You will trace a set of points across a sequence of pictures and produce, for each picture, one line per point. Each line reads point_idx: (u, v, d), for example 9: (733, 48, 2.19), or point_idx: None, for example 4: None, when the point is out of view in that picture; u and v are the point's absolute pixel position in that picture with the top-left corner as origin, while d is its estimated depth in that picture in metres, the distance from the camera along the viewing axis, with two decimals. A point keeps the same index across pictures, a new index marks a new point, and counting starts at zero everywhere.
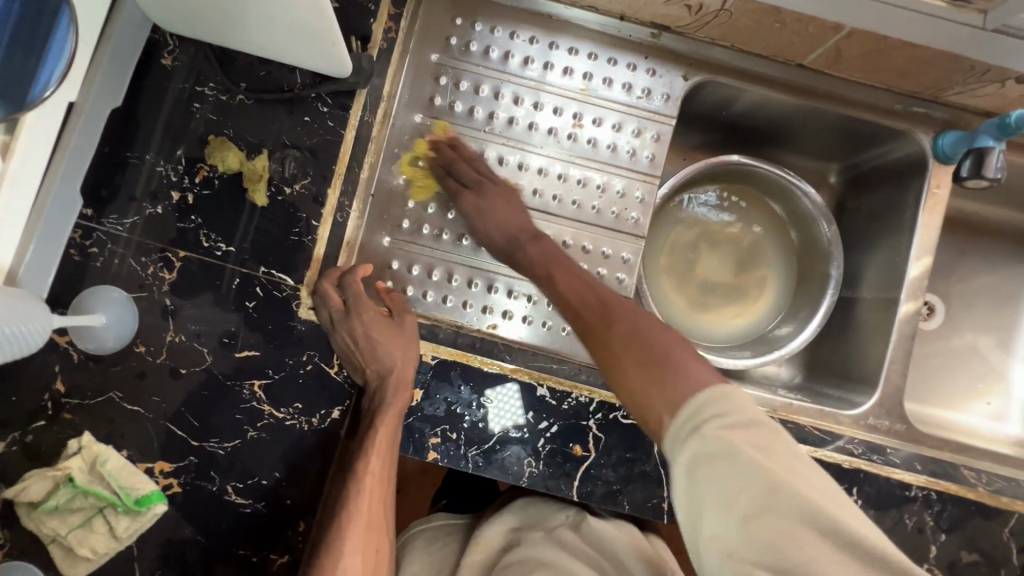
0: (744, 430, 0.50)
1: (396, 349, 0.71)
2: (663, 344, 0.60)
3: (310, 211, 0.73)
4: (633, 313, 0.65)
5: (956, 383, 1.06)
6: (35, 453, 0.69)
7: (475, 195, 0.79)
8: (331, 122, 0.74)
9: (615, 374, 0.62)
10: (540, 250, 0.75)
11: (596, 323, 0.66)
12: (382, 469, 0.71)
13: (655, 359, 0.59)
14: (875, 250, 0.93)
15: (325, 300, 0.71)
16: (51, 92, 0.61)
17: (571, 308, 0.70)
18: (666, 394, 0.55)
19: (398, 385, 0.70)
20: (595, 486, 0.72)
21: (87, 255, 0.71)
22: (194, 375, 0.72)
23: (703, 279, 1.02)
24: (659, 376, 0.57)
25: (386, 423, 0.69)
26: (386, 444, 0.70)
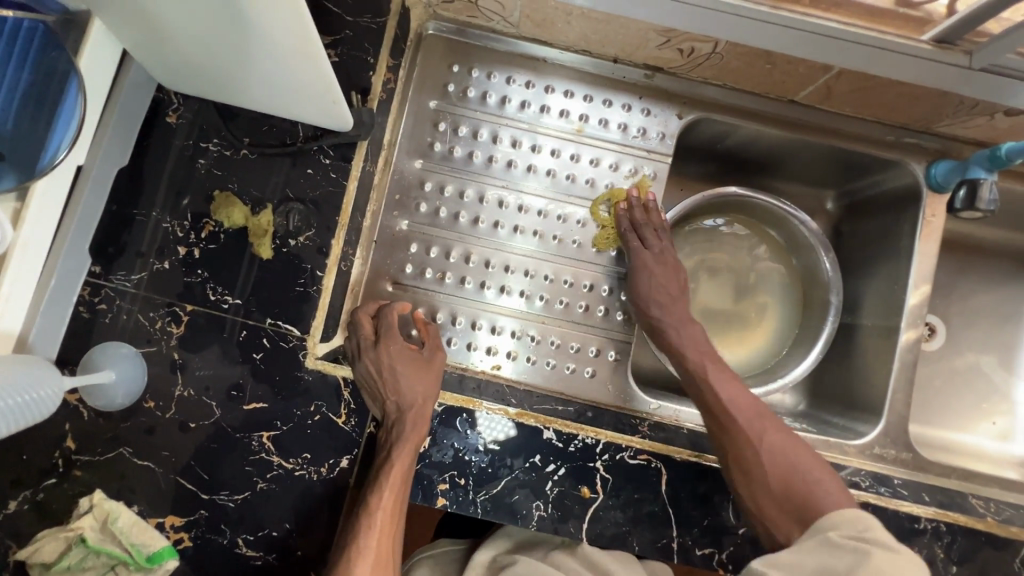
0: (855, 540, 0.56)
1: (418, 384, 0.72)
2: (801, 461, 0.67)
3: (315, 262, 0.74)
4: (783, 439, 0.69)
5: (959, 403, 1.06)
6: (47, 511, 0.70)
7: (642, 260, 0.81)
8: (334, 174, 0.75)
9: (751, 475, 0.68)
10: (693, 338, 0.79)
11: (728, 422, 0.72)
12: (394, 505, 0.69)
13: (796, 480, 0.66)
14: (873, 277, 0.93)
15: (357, 331, 0.74)
16: (66, 154, 0.62)
17: (714, 411, 0.74)
18: (805, 519, 0.64)
19: (414, 420, 0.70)
20: (603, 527, 0.72)
21: (96, 311, 0.72)
22: (203, 428, 0.72)
23: (704, 307, 1.03)
24: (798, 499, 0.65)
25: (400, 456, 0.69)
26: (397, 477, 0.68)
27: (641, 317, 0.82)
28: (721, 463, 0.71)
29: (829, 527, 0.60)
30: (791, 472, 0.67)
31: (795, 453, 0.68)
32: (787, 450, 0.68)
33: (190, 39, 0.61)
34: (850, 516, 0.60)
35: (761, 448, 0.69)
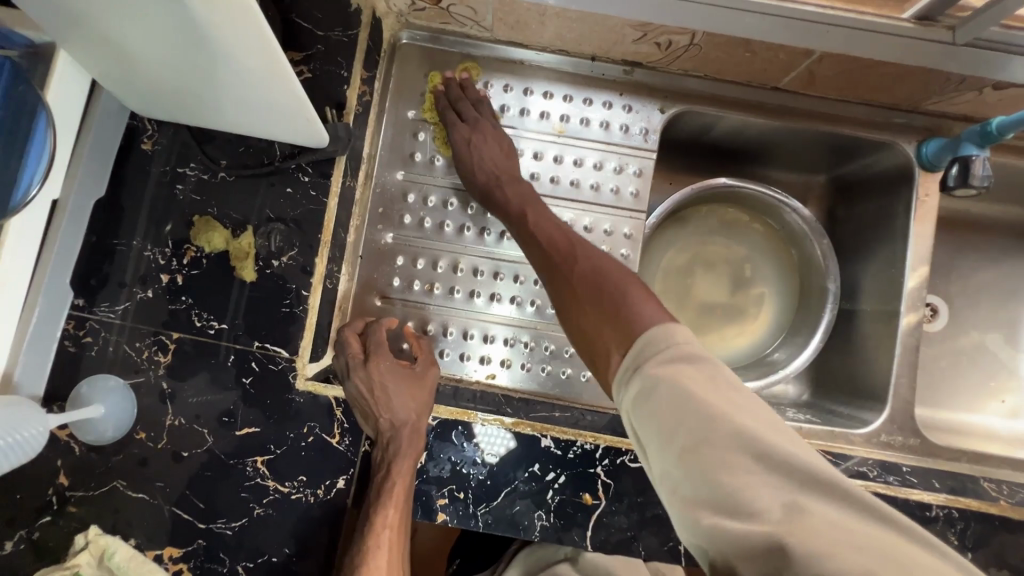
0: (685, 363, 0.51)
1: (412, 399, 0.71)
2: (630, 291, 0.59)
3: (299, 281, 0.73)
4: (615, 267, 0.63)
5: (966, 384, 1.04)
6: (44, 550, 0.69)
7: (468, 129, 0.78)
8: (314, 191, 0.74)
9: (576, 312, 0.63)
10: (518, 190, 0.76)
11: (562, 265, 0.67)
12: (399, 525, 0.67)
13: (610, 305, 0.59)
14: (870, 261, 0.92)
15: (343, 351, 0.73)
16: (38, 188, 0.62)
17: (540, 246, 0.71)
18: (620, 333, 0.56)
19: (413, 435, 0.70)
20: (608, 534, 0.71)
21: (82, 345, 0.72)
22: (196, 456, 0.71)
23: (700, 302, 1.01)
24: (619, 318, 0.57)
25: (402, 472, 0.68)
26: (401, 492, 0.68)
27: (481, 184, 0.77)
28: (562, 319, 0.66)
29: (652, 351, 0.52)
30: (608, 294, 0.60)
31: (616, 297, 0.59)
32: (604, 281, 0.62)
33: (155, 65, 0.61)
34: (657, 333, 0.53)
35: (586, 258, 0.65)
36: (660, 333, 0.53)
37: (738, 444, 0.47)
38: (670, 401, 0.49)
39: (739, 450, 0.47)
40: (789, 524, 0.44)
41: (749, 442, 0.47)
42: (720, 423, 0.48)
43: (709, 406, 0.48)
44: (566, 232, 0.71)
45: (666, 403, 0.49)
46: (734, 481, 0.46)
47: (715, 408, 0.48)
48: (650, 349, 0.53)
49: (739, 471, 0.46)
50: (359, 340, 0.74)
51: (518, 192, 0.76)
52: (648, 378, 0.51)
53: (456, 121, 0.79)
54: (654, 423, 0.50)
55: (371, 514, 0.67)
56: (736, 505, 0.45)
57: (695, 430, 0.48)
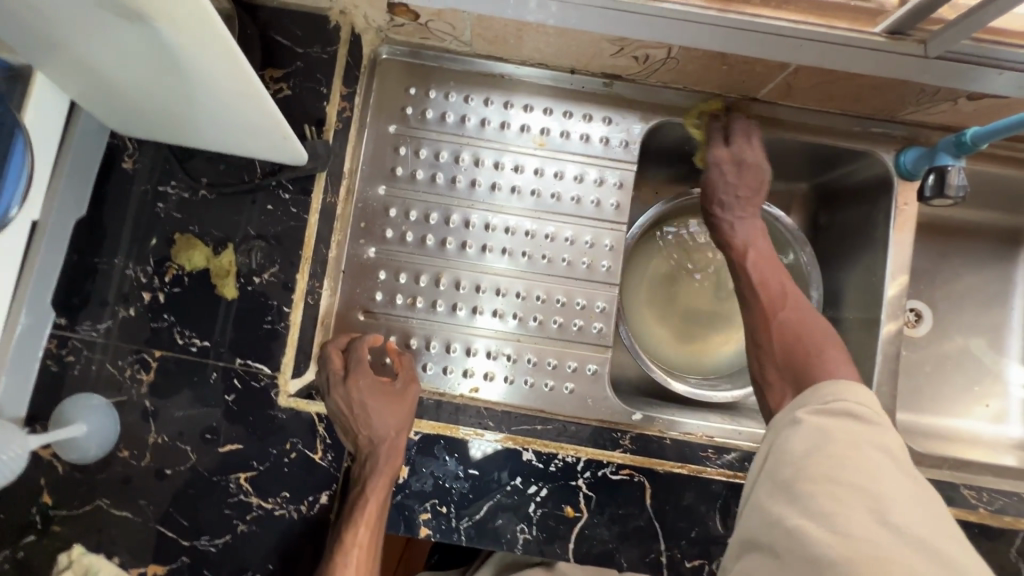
0: (845, 420, 0.57)
1: (392, 417, 0.71)
2: (805, 337, 0.71)
3: (281, 298, 0.73)
4: (826, 339, 0.71)
5: (950, 389, 1.05)
6: (29, 569, 0.70)
7: (730, 162, 0.81)
8: (294, 208, 0.74)
9: (764, 361, 0.74)
10: (749, 226, 0.82)
11: (769, 303, 0.76)
12: (369, 544, 0.67)
13: (801, 349, 0.71)
14: (851, 268, 0.92)
15: (328, 369, 0.72)
16: (17, 210, 0.63)
17: (751, 287, 0.78)
18: (801, 385, 0.68)
19: (390, 453, 0.70)
20: (590, 546, 0.71)
21: (65, 364, 0.72)
22: (180, 474, 0.71)
23: (684, 310, 1.03)
24: (807, 377, 0.68)
25: (376, 491, 0.68)
26: (373, 511, 0.67)
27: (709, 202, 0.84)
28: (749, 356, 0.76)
29: (811, 400, 0.61)
30: (805, 344, 0.71)
31: (815, 343, 0.70)
32: (806, 325, 0.73)
33: (132, 86, 0.61)
34: (827, 389, 0.61)
35: (804, 333, 0.72)
36: (845, 386, 0.61)
37: (837, 478, 0.51)
38: (805, 442, 0.56)
39: (855, 495, 0.49)
40: (864, 555, 0.45)
41: (852, 479, 0.50)
42: (867, 470, 0.51)
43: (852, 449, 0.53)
44: (778, 269, 0.79)
45: (795, 436, 0.57)
46: (827, 504, 0.49)
47: (852, 453, 0.52)
48: (807, 401, 0.61)
49: (839, 501, 0.49)
50: (343, 358, 0.74)
51: (744, 203, 0.82)
52: (798, 420, 0.59)
53: (722, 151, 0.81)
54: (782, 445, 0.57)
55: (342, 533, 0.67)
56: (825, 518, 0.48)
57: (811, 457, 0.54)
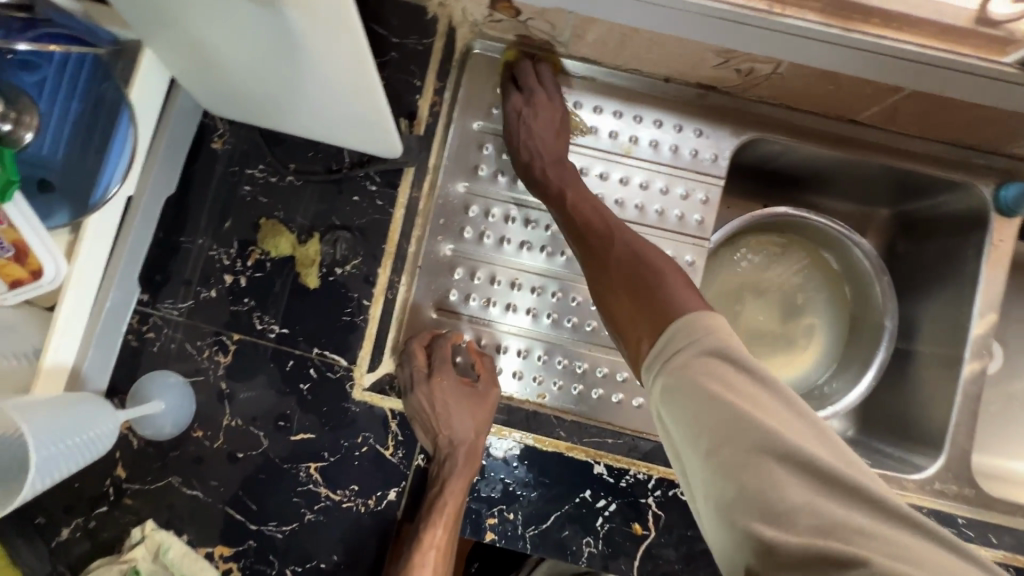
0: (693, 359, 0.50)
1: (471, 421, 0.70)
2: (653, 262, 0.61)
3: (361, 291, 0.73)
4: (663, 259, 0.62)
5: (1016, 430, 1.02)
6: (99, 539, 0.71)
7: (523, 99, 0.76)
8: (380, 201, 0.74)
9: (610, 304, 0.62)
10: (562, 174, 0.74)
11: (596, 245, 0.68)
12: (445, 545, 0.67)
13: (642, 283, 0.59)
14: (931, 301, 0.90)
15: (412, 369, 0.71)
16: (118, 186, 0.62)
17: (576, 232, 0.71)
18: (658, 325, 0.54)
19: (468, 456, 0.69)
20: (656, 565, 0.71)
21: (144, 339, 0.72)
22: (251, 458, 0.72)
23: (748, 330, 1.01)
24: (655, 314, 0.56)
25: (453, 493, 0.68)
26: (450, 511, 0.67)
27: (549, 153, 0.76)
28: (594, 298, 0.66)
29: (685, 351, 0.51)
30: (636, 280, 0.60)
31: (651, 281, 0.59)
32: (637, 258, 0.63)
33: (240, 67, 0.60)
34: (696, 323, 0.52)
35: (674, 275, 0.59)
36: (689, 324, 0.52)
37: (776, 460, 0.46)
38: (707, 416, 0.48)
39: (776, 459, 0.46)
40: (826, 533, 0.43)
41: (767, 438, 0.46)
42: (769, 423, 0.47)
43: (770, 412, 0.48)
44: (607, 216, 0.70)
45: (700, 405, 0.49)
46: (772, 491, 0.45)
47: (773, 424, 0.47)
48: (689, 344, 0.51)
49: (770, 475, 0.45)
50: (425, 356, 0.73)
51: (555, 154, 0.76)
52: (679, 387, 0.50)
53: (517, 98, 0.76)
54: (685, 416, 0.49)
55: (420, 532, 0.67)
56: (786, 517, 0.44)
57: (711, 427, 0.48)
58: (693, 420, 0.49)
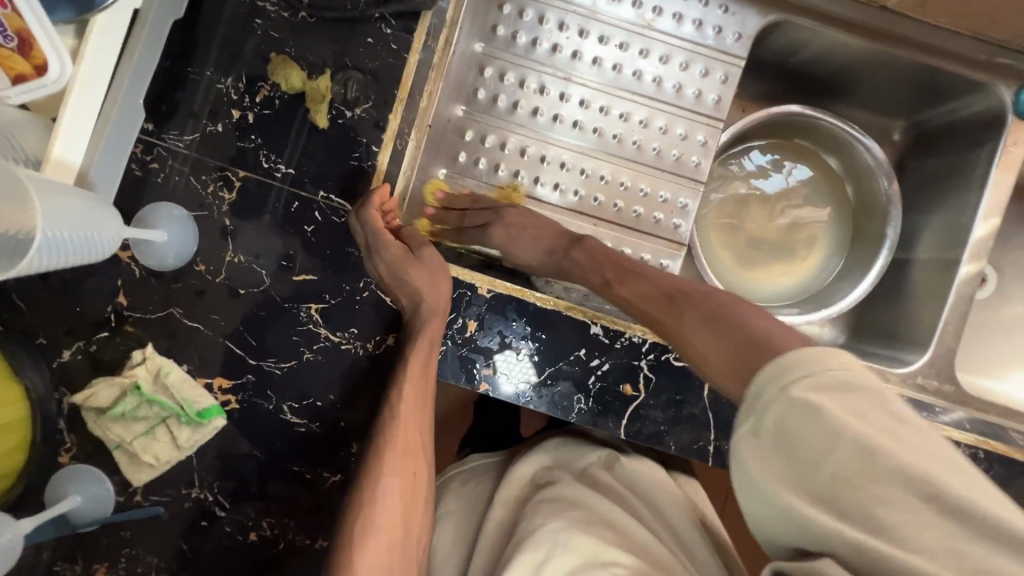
0: (835, 393, 0.43)
1: (428, 280, 0.70)
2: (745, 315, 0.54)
3: (370, 137, 0.72)
4: (848, 327, 0.62)
5: (1001, 352, 1.04)
6: (100, 363, 0.72)
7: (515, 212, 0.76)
8: (395, 45, 0.71)
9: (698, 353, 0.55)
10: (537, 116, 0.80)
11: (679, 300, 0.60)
12: (417, 400, 0.68)
13: (737, 329, 0.52)
14: (935, 211, 0.90)
15: (365, 219, 0.69)
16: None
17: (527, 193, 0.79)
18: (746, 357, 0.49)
19: (430, 313, 0.69)
20: (643, 425, 0.73)
21: (148, 170, 0.71)
22: (253, 295, 0.72)
23: (750, 237, 1.01)
24: (747, 347, 0.50)
25: (418, 348, 0.68)
26: (416, 366, 0.68)
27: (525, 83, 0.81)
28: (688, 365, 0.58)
29: (786, 375, 0.45)
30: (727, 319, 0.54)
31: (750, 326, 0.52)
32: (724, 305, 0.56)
33: None
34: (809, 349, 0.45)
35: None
36: (801, 355, 0.45)
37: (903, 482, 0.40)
38: (817, 436, 0.42)
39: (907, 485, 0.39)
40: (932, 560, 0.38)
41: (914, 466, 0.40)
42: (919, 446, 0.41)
43: (873, 424, 0.41)
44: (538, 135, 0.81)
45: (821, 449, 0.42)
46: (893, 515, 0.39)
47: (892, 447, 0.40)
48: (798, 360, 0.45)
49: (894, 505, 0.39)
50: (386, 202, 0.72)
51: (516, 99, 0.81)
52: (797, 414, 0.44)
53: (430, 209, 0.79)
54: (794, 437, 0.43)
55: (392, 391, 0.68)
56: (845, 509, 0.41)
57: (833, 454, 0.42)
58: (782, 420, 0.44)
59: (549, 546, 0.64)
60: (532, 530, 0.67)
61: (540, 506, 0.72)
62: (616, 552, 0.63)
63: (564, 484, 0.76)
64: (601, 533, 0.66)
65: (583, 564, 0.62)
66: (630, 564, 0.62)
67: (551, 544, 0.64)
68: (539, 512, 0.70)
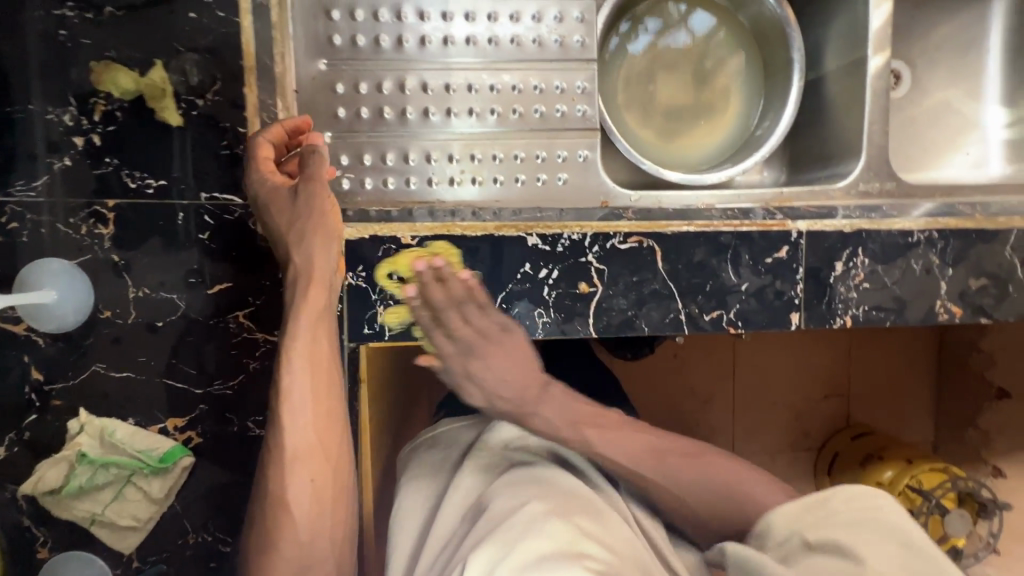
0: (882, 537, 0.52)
1: (315, 238, 0.61)
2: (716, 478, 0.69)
3: (233, 119, 0.66)
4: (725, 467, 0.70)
5: (932, 142, 1.06)
6: (41, 447, 0.66)
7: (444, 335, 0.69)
8: (221, 12, 0.64)
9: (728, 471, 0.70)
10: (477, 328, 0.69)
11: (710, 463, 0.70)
12: (315, 398, 0.62)
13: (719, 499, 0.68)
14: (833, 19, 0.88)
15: (251, 148, 0.63)
16: None
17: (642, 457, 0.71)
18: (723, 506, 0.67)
19: (307, 283, 0.61)
20: (610, 318, 0.71)
21: (10, 232, 0.64)
22: (173, 325, 0.67)
23: (666, 106, 0.98)
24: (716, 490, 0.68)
25: (299, 331, 0.61)
26: (303, 358, 0.61)
27: (381, 15, 0.74)
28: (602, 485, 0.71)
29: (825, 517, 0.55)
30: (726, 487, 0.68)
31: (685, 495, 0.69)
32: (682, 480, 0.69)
33: None
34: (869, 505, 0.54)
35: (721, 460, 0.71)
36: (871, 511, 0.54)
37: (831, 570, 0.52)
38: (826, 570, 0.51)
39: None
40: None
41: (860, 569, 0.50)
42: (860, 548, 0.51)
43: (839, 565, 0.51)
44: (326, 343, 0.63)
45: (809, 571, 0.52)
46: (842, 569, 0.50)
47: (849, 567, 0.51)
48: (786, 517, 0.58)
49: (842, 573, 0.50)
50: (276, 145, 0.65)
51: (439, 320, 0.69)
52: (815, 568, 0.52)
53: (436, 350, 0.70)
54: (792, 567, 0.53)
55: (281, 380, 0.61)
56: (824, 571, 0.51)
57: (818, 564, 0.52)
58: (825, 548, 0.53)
59: (524, 530, 0.56)
60: (509, 513, 0.60)
61: (505, 492, 0.65)
62: (592, 546, 0.55)
63: (545, 468, 0.69)
64: (580, 525, 0.58)
65: (558, 551, 0.53)
66: (603, 559, 0.54)
67: (523, 529, 0.56)
68: (509, 494, 0.64)
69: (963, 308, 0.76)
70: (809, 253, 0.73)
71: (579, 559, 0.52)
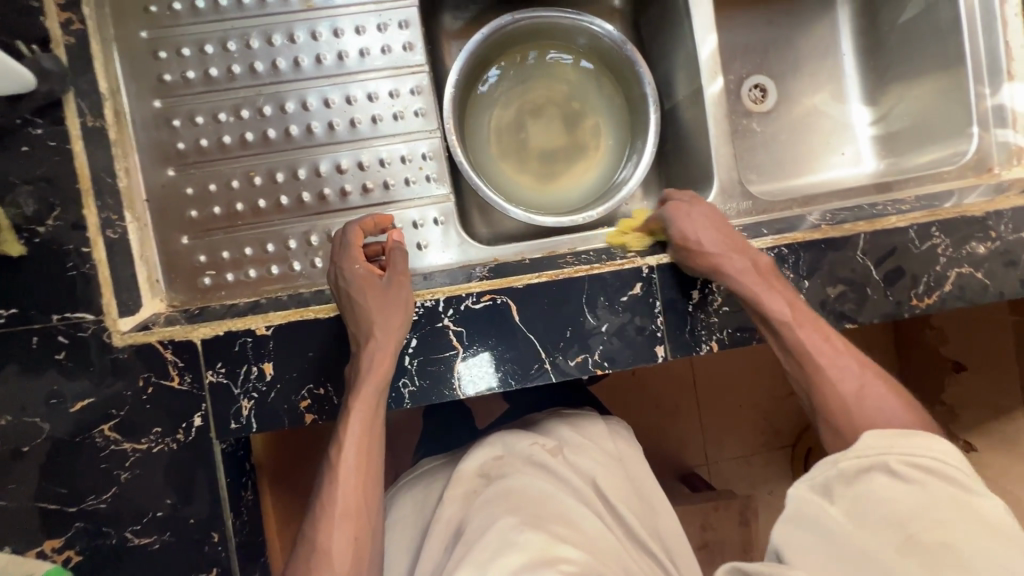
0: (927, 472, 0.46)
1: (392, 317, 0.65)
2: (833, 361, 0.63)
3: (75, 240, 0.68)
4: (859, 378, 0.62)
5: (808, 147, 1.09)
6: None
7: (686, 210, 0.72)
8: (52, 141, 0.67)
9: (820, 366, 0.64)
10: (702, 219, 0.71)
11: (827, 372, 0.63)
12: (366, 454, 0.62)
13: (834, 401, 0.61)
14: (672, 55, 0.92)
15: (344, 233, 0.70)
16: None
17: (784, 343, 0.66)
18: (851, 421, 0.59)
19: (375, 355, 0.64)
20: (474, 377, 0.72)
21: None
22: (39, 448, 0.67)
23: (539, 151, 1.01)
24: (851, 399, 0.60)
25: (363, 395, 0.63)
26: (361, 421, 0.63)
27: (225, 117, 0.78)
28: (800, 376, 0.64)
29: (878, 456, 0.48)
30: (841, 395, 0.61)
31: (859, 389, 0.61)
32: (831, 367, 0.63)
33: None
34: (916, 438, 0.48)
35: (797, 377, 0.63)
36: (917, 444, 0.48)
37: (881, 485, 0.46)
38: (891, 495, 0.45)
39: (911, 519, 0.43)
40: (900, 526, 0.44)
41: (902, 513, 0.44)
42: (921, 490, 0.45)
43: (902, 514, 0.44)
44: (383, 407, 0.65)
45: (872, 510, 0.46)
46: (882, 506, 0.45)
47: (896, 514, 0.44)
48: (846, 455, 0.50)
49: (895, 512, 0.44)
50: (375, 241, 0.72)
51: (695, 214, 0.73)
52: (859, 468, 0.48)
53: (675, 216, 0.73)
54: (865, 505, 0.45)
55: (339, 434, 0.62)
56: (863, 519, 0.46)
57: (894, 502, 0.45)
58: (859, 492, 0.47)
59: (498, 546, 0.58)
60: (485, 527, 0.62)
61: (479, 510, 0.66)
62: (568, 548, 0.57)
63: (515, 476, 0.69)
64: (553, 531, 0.60)
65: (533, 560, 0.55)
66: (580, 560, 0.57)
67: (498, 545, 0.58)
68: (481, 514, 0.65)
69: (826, 316, 0.77)
70: (664, 287, 0.75)
71: (555, 565, 0.54)
